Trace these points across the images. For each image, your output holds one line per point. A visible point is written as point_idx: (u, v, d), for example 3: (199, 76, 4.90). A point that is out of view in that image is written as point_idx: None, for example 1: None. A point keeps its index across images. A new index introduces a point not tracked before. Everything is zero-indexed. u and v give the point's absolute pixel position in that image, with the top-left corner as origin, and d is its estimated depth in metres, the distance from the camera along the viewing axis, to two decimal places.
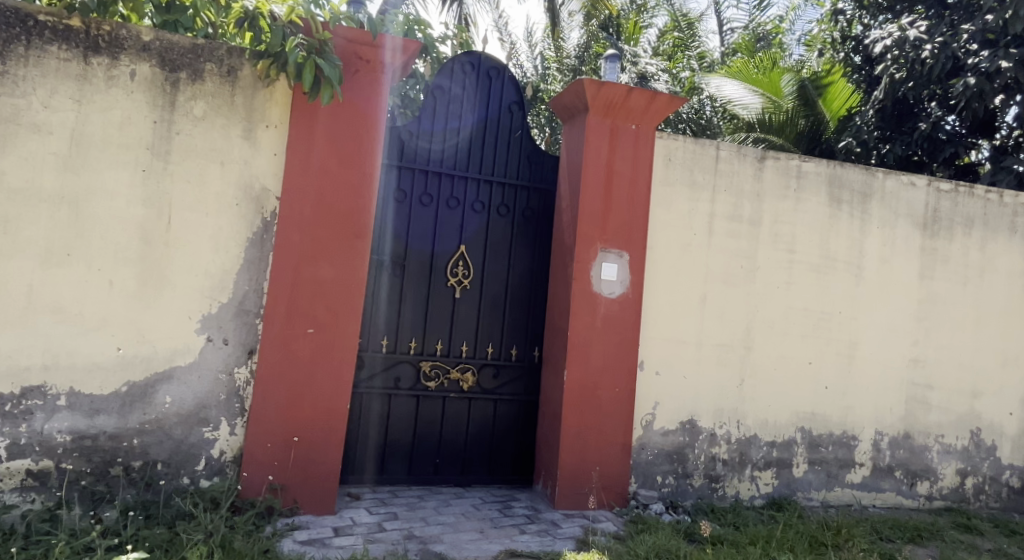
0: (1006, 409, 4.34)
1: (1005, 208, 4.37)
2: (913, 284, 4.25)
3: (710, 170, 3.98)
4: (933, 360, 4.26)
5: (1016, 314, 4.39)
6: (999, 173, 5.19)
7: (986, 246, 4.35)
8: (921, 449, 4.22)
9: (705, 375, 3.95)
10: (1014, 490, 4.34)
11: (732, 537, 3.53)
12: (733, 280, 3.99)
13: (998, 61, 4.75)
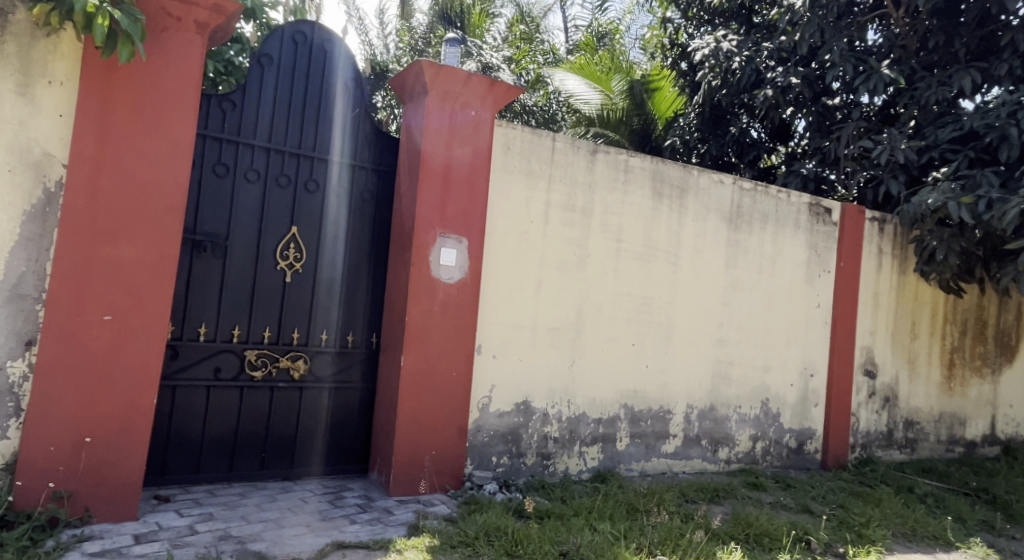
0: (789, 381, 5.05)
1: (792, 207, 5.04)
2: (719, 272, 4.76)
3: (547, 160, 4.14)
4: (734, 340, 4.82)
5: (799, 299, 5.09)
6: (789, 177, 5.88)
7: (777, 239, 4.99)
8: (724, 419, 4.78)
9: (539, 357, 4.13)
10: (793, 450, 5.06)
11: (558, 510, 3.73)
12: (566, 267, 4.21)
13: (789, 77, 5.50)
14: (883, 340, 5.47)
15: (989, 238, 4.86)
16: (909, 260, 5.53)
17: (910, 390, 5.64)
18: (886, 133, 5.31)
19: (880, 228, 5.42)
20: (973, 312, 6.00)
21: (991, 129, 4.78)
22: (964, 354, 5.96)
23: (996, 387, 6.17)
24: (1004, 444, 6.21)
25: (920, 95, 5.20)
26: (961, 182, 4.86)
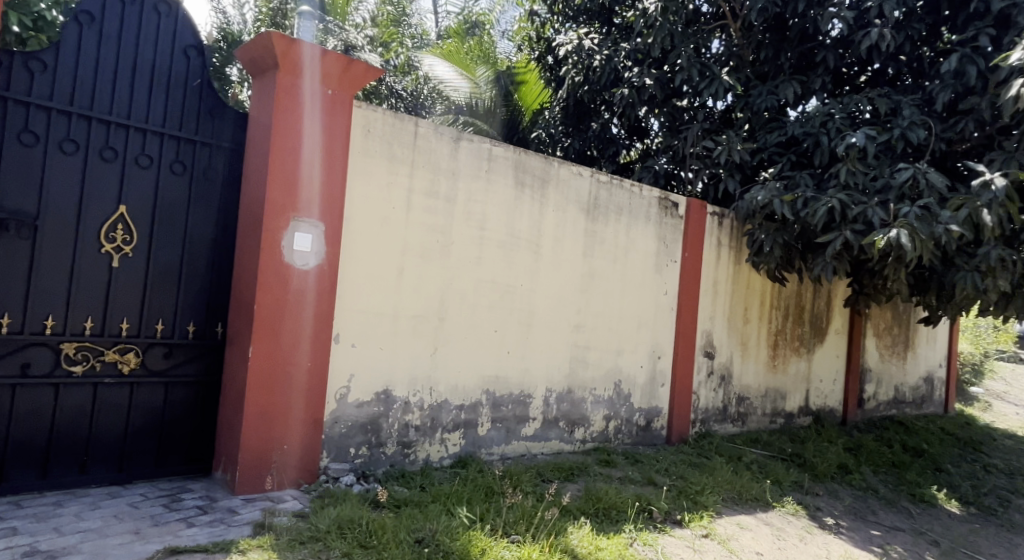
0: (639, 362, 5.39)
1: (644, 200, 5.33)
2: (578, 260, 4.95)
3: (409, 146, 4.04)
4: (589, 326, 5.04)
5: (648, 287, 5.43)
6: (642, 172, 6.32)
7: (630, 230, 5.27)
8: (580, 401, 5.01)
9: (400, 346, 4.07)
10: (641, 427, 5.42)
11: (417, 497, 3.69)
12: (430, 254, 4.16)
13: (643, 77, 5.98)
14: (720, 324, 6.00)
15: (804, 234, 5.42)
16: (742, 252, 6.07)
17: (741, 369, 6.20)
18: (724, 136, 5.84)
19: (719, 222, 5.91)
20: (794, 299, 6.70)
21: (808, 136, 5.43)
22: (786, 335, 6.64)
23: (810, 364, 6.94)
24: (815, 414, 7.01)
25: (752, 102, 5.79)
26: (785, 182, 5.44)
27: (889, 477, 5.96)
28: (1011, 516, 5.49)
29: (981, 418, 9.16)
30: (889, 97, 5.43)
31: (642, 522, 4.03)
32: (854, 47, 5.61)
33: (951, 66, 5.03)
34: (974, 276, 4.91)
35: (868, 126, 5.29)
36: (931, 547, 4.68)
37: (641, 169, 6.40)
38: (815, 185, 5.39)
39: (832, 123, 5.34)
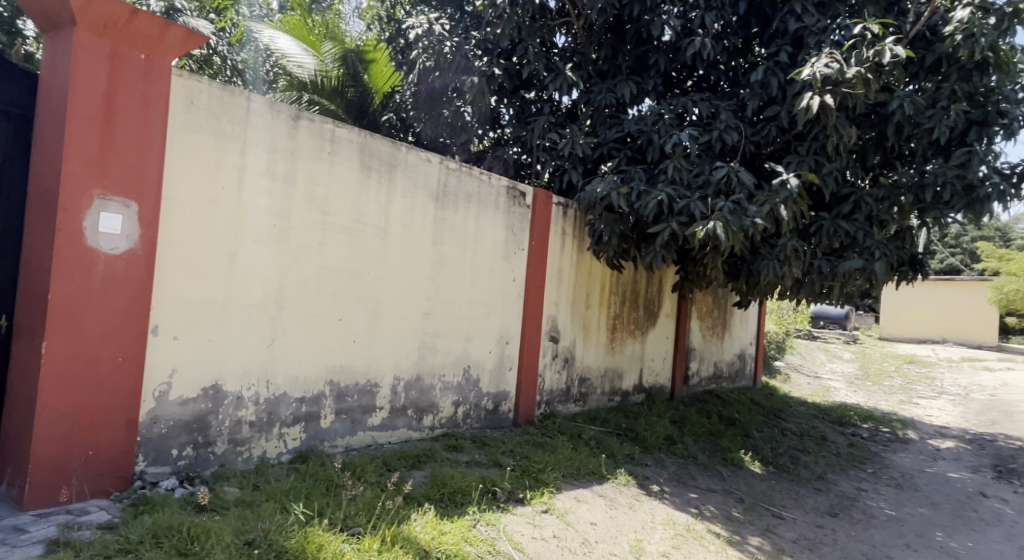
0: (488, 348, 5.46)
1: (492, 187, 5.38)
2: (427, 247, 4.91)
3: (241, 122, 3.82)
4: (438, 313, 5.03)
5: (497, 274, 5.51)
6: (494, 161, 6.54)
7: (480, 218, 5.30)
8: (429, 388, 5.00)
9: (231, 336, 3.86)
10: (489, 411, 5.50)
11: (249, 497, 3.53)
12: (266, 239, 3.96)
13: (491, 68, 6.07)
14: (564, 309, 6.20)
15: (638, 225, 5.74)
16: (585, 240, 6.32)
17: (582, 352, 6.45)
18: (568, 129, 6.05)
19: (563, 211, 6.10)
20: (630, 285, 7.06)
21: (642, 134, 5.76)
22: (622, 319, 6.98)
23: (643, 345, 7.35)
24: (647, 392, 7.44)
25: (594, 98, 6.09)
26: (621, 175, 5.69)
27: (706, 445, 6.56)
28: (798, 472, 6.42)
29: (781, 389, 10.18)
30: (710, 102, 5.91)
31: (484, 504, 4.10)
32: (680, 53, 6.03)
33: (757, 76, 5.69)
34: (774, 264, 5.49)
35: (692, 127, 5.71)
36: (736, 504, 5.41)
37: (490, 157, 6.61)
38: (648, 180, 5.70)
39: (662, 121, 5.70)
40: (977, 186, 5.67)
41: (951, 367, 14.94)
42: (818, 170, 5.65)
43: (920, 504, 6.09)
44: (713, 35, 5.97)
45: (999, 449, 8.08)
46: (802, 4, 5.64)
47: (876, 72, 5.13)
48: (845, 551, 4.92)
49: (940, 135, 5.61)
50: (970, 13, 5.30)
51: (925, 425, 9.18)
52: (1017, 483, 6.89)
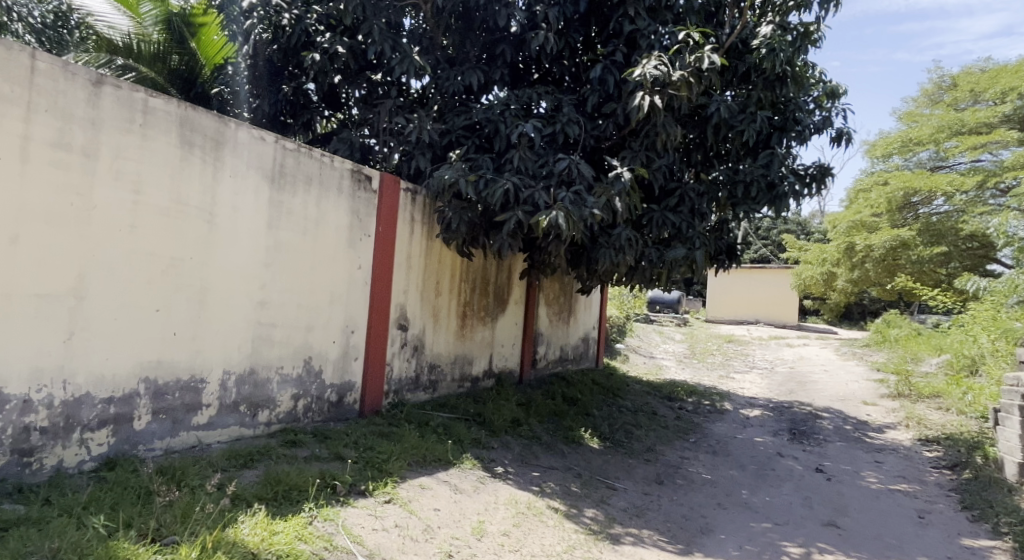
0: (331, 338, 5.24)
1: (335, 170, 5.15)
2: (261, 232, 4.62)
3: (24, 84, 3.37)
4: (274, 302, 4.75)
5: (341, 261, 5.29)
6: (338, 144, 6.13)
7: (321, 202, 5.06)
8: (264, 382, 4.71)
9: (14, 330, 3.40)
10: (332, 403, 5.29)
11: (36, 513, 3.15)
12: (59, 220, 3.53)
13: (336, 44, 5.76)
14: (413, 297, 6.08)
15: (486, 213, 5.74)
16: (434, 227, 6.24)
17: (432, 340, 6.38)
18: (416, 115, 5.95)
19: (412, 197, 5.97)
20: (480, 273, 7.07)
21: (489, 123, 5.75)
22: (472, 306, 6.97)
23: (493, 331, 7.39)
24: (496, 376, 7.48)
25: (441, 84, 6.04)
26: (469, 163, 5.66)
27: (550, 426, 6.71)
28: (632, 446, 6.73)
29: (620, 369, 10.64)
30: (553, 95, 6.04)
31: (322, 499, 3.92)
32: (525, 45, 6.10)
33: (596, 73, 5.87)
34: (611, 253, 5.68)
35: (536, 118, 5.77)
36: (575, 479, 5.58)
37: (335, 139, 6.19)
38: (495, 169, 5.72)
39: (508, 112, 5.74)
40: (777, 186, 6.29)
41: (762, 344, 16.41)
42: (650, 166, 5.95)
43: (731, 467, 6.63)
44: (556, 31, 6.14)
45: (794, 413, 9.02)
46: (635, 7, 5.92)
47: (697, 78, 5.50)
48: (668, 514, 5.24)
49: (749, 137, 6.08)
50: (772, 30, 5.99)
51: (738, 396, 10.02)
52: (808, 443, 7.71)
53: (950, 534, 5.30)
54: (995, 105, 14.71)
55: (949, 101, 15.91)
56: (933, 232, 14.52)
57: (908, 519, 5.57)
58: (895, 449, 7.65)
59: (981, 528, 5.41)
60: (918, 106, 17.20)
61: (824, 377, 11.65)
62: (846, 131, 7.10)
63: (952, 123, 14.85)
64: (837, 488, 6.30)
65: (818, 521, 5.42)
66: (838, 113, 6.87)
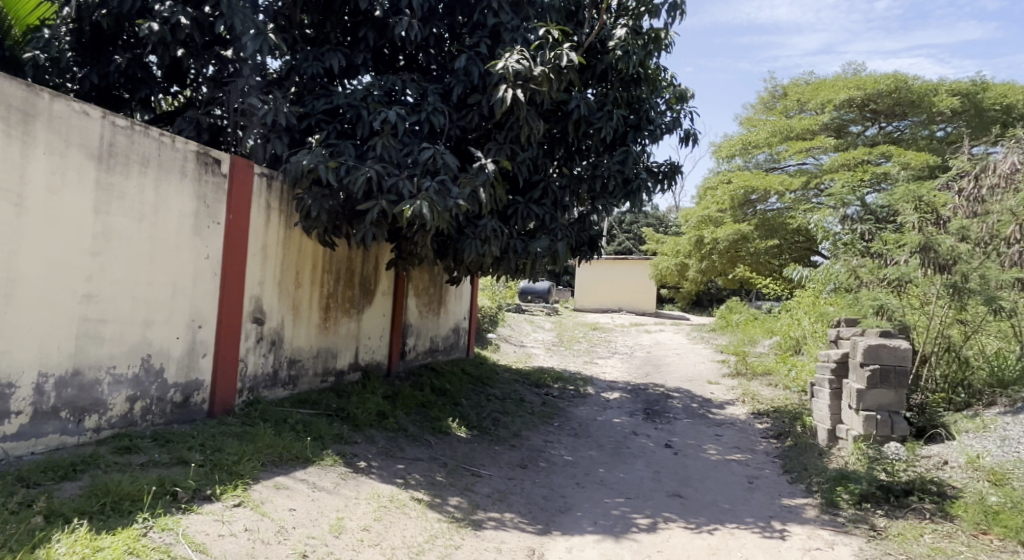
0: (174, 334, 4.84)
1: (177, 151, 4.74)
2: (86, 218, 4.17)
3: None
4: (103, 296, 4.32)
5: (185, 251, 4.89)
6: (184, 125, 5.77)
7: (160, 186, 4.64)
8: (91, 384, 4.27)
9: None
10: (176, 404, 4.89)
11: None
12: None
13: (177, 15, 5.29)
14: (270, 289, 5.75)
15: (349, 202, 5.52)
16: (294, 216, 5.93)
17: (292, 333, 6.07)
18: (271, 97, 5.64)
19: (268, 183, 5.63)
20: (345, 263, 6.81)
21: (350, 108, 5.52)
22: (336, 297, 6.70)
23: (359, 323, 7.16)
24: (363, 369, 7.24)
25: (299, 66, 5.73)
26: (329, 149, 5.41)
27: (417, 417, 6.58)
28: (498, 433, 6.74)
29: (490, 357, 10.63)
30: (417, 84, 5.89)
31: (159, 508, 3.59)
32: (388, 30, 5.91)
33: (460, 63, 5.78)
34: (476, 243, 5.63)
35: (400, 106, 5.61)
36: (440, 469, 5.50)
37: (179, 119, 5.80)
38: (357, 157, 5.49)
39: (371, 98, 5.54)
40: (632, 180, 6.50)
41: (623, 331, 17.06)
42: (514, 158, 5.96)
43: (591, 448, 6.81)
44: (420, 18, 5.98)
45: (648, 394, 9.44)
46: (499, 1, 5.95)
47: (557, 75, 5.56)
48: (529, 497, 5.29)
49: (606, 134, 6.25)
50: (626, 32, 6.22)
51: (599, 380, 10.33)
52: (659, 422, 8.08)
53: (773, 496, 5.74)
54: (817, 114, 16.25)
55: (781, 109, 17.17)
56: (768, 227, 15.73)
57: (739, 485, 5.99)
58: (732, 422, 8.22)
59: (798, 488, 5.92)
60: (756, 113, 18.50)
61: (676, 359, 12.31)
62: (694, 132, 7.46)
63: (782, 128, 16.14)
64: (682, 460, 6.66)
65: (664, 493, 5.68)
66: (686, 116, 7.20)
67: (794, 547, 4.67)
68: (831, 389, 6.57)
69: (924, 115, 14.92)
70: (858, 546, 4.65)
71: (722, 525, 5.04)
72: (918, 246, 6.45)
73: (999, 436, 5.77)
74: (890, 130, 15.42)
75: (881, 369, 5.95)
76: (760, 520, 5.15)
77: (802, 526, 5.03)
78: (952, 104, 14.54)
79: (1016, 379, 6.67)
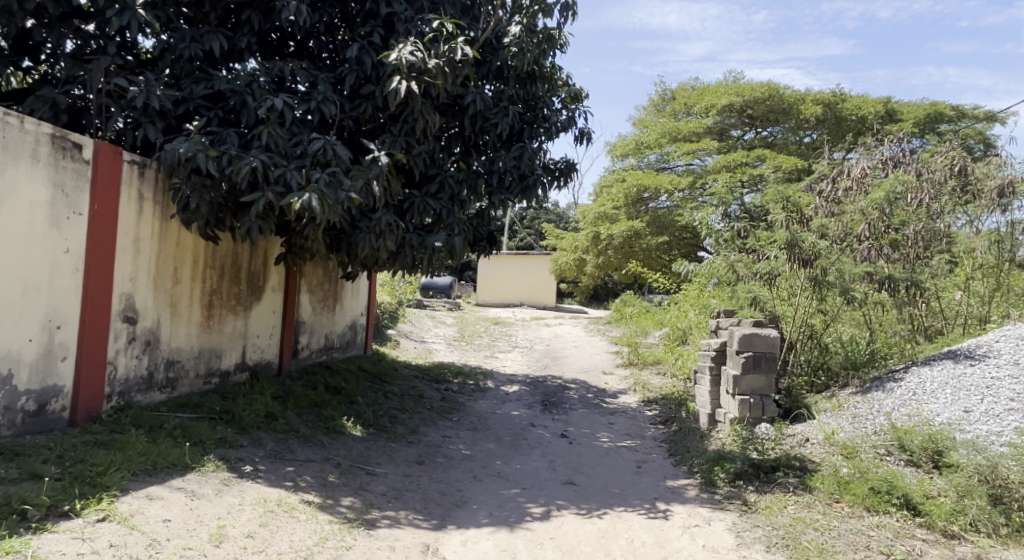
0: (25, 336, 4.54)
1: (26, 135, 4.44)
2: None
3: None
4: None
5: (38, 244, 4.58)
6: (36, 103, 5.21)
7: (6, 172, 4.33)
8: None
9: None
10: (30, 413, 4.58)
11: None
12: None
13: None
14: (143, 285, 5.48)
15: (232, 192, 5.31)
16: (170, 207, 5.67)
17: (170, 332, 5.82)
18: (141, 78, 5.25)
19: (140, 171, 5.35)
20: (230, 257, 6.56)
21: (234, 94, 5.33)
22: (220, 294, 6.45)
23: (246, 321, 6.92)
24: (250, 369, 6.99)
25: (174, 46, 5.41)
26: (208, 137, 5.16)
27: (310, 417, 6.45)
28: (395, 430, 6.70)
29: (389, 353, 10.51)
30: (307, 72, 5.75)
31: (5, 529, 3.40)
32: (274, 14, 5.71)
33: (352, 52, 5.66)
34: (371, 238, 5.51)
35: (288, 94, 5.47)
36: (333, 469, 5.41)
37: (30, 97, 5.23)
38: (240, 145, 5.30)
39: (256, 84, 5.36)
40: (528, 177, 6.57)
41: (524, 325, 17.29)
42: (409, 151, 5.91)
43: (489, 441, 6.90)
44: (309, 3, 5.81)
45: (545, 386, 9.63)
46: None
47: (451, 69, 5.60)
48: (425, 492, 5.30)
49: (502, 129, 6.31)
50: (521, 30, 6.36)
51: (499, 374, 10.43)
52: (556, 412, 8.28)
53: (658, 478, 6.02)
54: (701, 117, 17.04)
55: (670, 111, 17.93)
56: (659, 223, 16.38)
57: (628, 469, 6.24)
58: (624, 410, 8.53)
59: (681, 470, 6.23)
60: (646, 115, 19.18)
61: (573, 352, 12.60)
62: (588, 131, 7.66)
63: (671, 130, 16.92)
64: (576, 449, 6.85)
65: (557, 481, 5.84)
66: (581, 115, 7.42)
67: (676, 525, 4.92)
68: (711, 374, 6.96)
69: (792, 122, 15.95)
70: (731, 520, 4.96)
71: (610, 509, 5.24)
72: (784, 242, 6.96)
73: (851, 414, 6.13)
74: (765, 135, 16.39)
75: (754, 356, 6.35)
76: (645, 502, 5.38)
77: (683, 505, 5.31)
78: (815, 112, 15.61)
79: (866, 361, 7.16)
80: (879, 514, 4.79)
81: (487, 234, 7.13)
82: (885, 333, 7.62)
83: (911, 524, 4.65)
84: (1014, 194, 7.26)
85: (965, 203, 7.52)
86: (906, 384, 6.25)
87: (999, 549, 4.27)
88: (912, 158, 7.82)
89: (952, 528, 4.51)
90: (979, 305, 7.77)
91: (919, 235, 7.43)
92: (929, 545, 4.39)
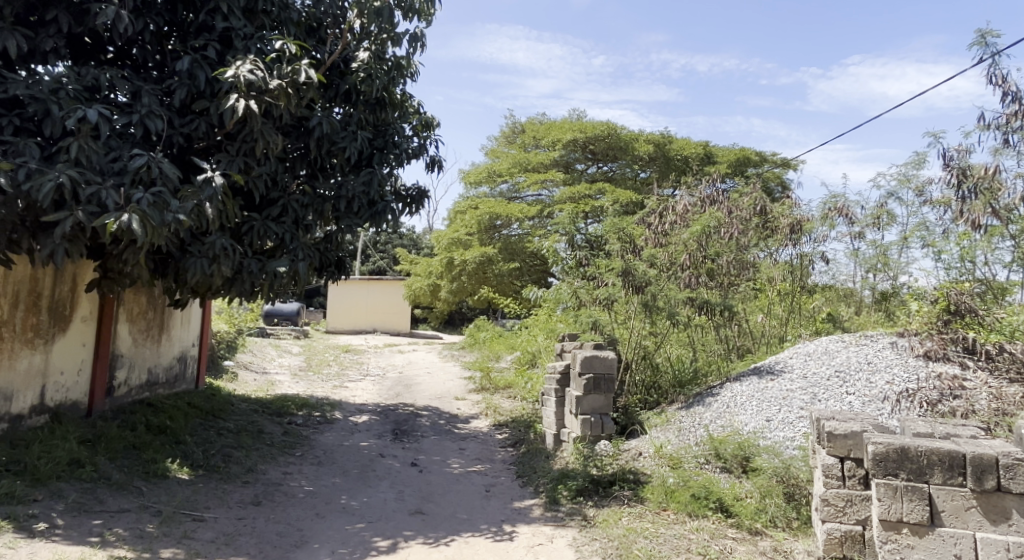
0: None
1: None
2: None
3: None
4: None
5: None
6: None
7: None
8: None
9: None
10: None
11: None
12: None
13: None
14: None
15: (31, 210, 4.97)
16: None
17: None
18: None
19: None
20: (26, 283, 6.13)
21: (34, 101, 4.93)
22: (13, 325, 5.99)
23: (46, 357, 6.44)
24: (51, 411, 6.49)
25: None
26: (3, 148, 4.80)
27: (126, 462, 6.12)
28: (229, 470, 6.49)
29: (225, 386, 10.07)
30: (128, 82, 5.54)
31: None
32: (87, 15, 5.33)
33: (183, 65, 5.54)
34: (203, 262, 5.40)
35: (105, 105, 5.24)
36: (152, 518, 5.21)
37: None
38: (41, 158, 4.94)
39: (63, 91, 5.04)
40: (378, 203, 6.72)
41: (377, 352, 17.14)
42: (247, 171, 5.84)
43: (334, 475, 6.87)
44: (131, 9, 5.55)
45: (396, 414, 9.67)
46: (230, 6, 5.87)
47: (294, 90, 5.64)
48: (261, 535, 5.22)
49: (350, 154, 6.41)
50: (369, 57, 6.58)
51: (347, 404, 10.30)
52: (406, 441, 8.36)
53: (506, 501, 6.30)
54: (549, 151, 17.87)
55: (521, 143, 18.61)
56: (510, 250, 16.93)
57: (476, 494, 6.47)
58: (475, 435, 8.76)
59: (528, 491, 6.55)
60: (499, 146, 19.83)
61: (426, 378, 12.69)
62: (439, 159, 7.93)
63: (521, 160, 17.56)
64: (426, 477, 6.98)
65: (406, 511, 5.95)
66: (432, 143, 7.69)
67: (519, 546, 5.21)
68: (556, 396, 7.37)
69: (628, 159, 17.18)
70: (572, 536, 5.32)
71: (458, 535, 5.44)
72: (619, 270, 7.49)
73: (677, 427, 6.72)
74: (606, 170, 17.53)
75: (594, 377, 6.82)
76: (492, 525, 5.64)
77: (527, 526, 5.60)
78: (647, 150, 16.93)
79: (689, 379, 7.87)
80: (698, 518, 5.26)
81: (334, 259, 7.14)
82: (706, 352, 8.39)
83: (724, 524, 5.16)
84: (801, 232, 8.44)
85: (766, 238, 8.66)
86: (721, 398, 6.93)
87: (791, 540, 4.89)
88: (724, 197, 8.80)
89: (756, 526, 5.06)
90: (779, 327, 8.75)
91: (730, 264, 8.39)
92: (736, 543, 4.90)
